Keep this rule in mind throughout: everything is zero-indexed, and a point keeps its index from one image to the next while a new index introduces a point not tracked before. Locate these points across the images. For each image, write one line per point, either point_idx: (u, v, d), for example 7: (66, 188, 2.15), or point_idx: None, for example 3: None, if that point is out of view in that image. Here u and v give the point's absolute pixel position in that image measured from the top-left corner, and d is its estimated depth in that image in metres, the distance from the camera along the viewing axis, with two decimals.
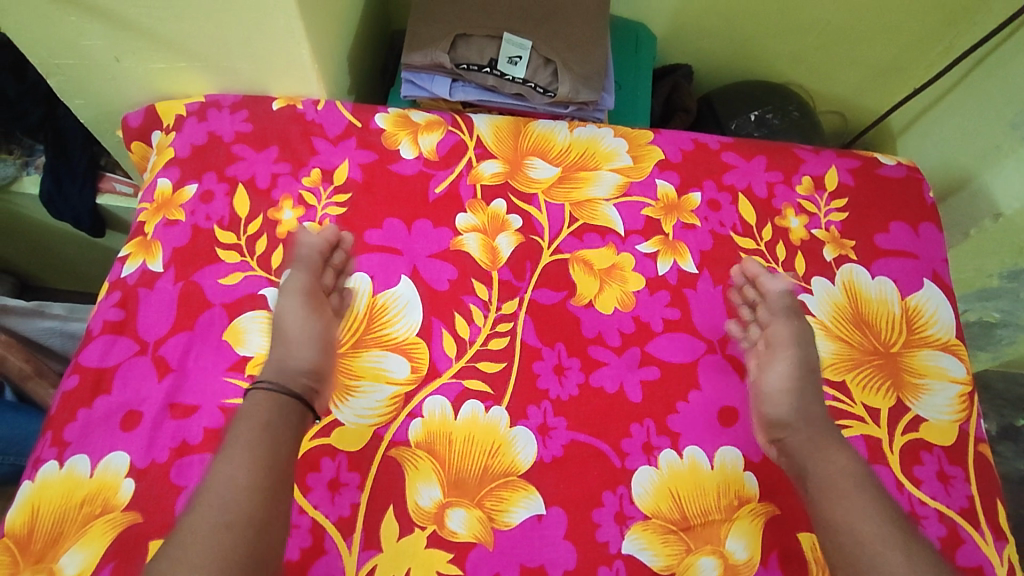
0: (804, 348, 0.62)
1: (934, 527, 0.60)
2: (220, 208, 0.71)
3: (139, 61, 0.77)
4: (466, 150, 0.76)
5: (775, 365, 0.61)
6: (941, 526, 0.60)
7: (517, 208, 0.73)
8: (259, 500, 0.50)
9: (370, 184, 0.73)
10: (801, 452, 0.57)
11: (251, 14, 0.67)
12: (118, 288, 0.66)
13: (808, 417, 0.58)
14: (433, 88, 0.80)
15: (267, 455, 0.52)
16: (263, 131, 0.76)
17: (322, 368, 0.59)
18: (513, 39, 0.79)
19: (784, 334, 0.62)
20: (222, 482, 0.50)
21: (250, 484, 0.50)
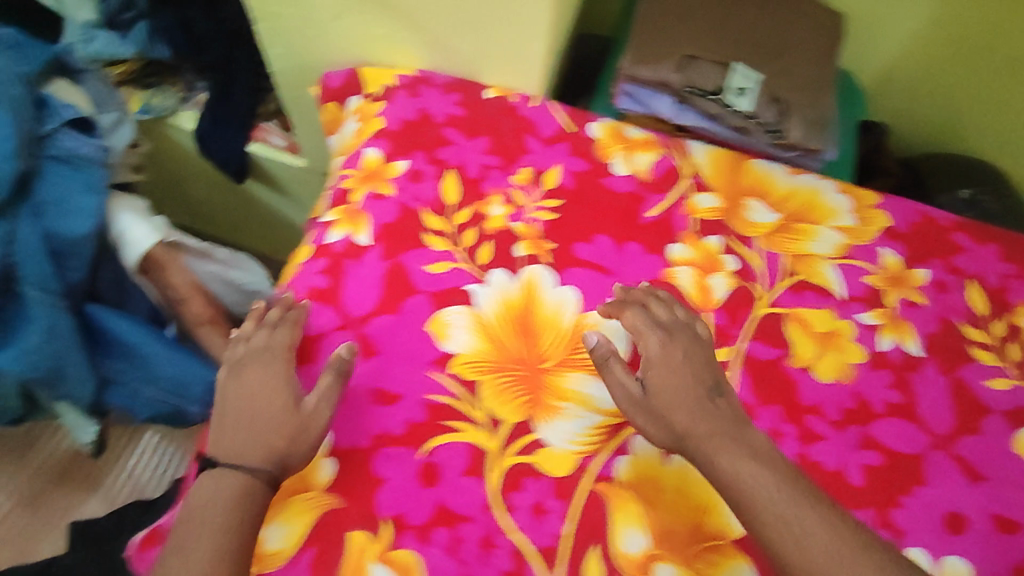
0: (677, 351, 0.58)
1: None
2: (429, 191, 0.67)
3: (358, 23, 0.74)
4: (681, 176, 0.71)
5: (652, 374, 0.57)
6: None
7: (734, 248, 0.68)
8: (232, 556, 0.48)
9: (580, 195, 0.69)
10: (702, 459, 0.53)
11: None
12: (324, 254, 0.64)
13: (713, 437, 0.53)
14: (654, 106, 0.73)
15: (229, 516, 0.49)
16: (476, 118, 0.71)
17: (292, 433, 0.53)
18: (743, 70, 0.73)
19: (653, 341, 0.58)
20: (191, 539, 0.48)
21: (215, 547, 0.47)
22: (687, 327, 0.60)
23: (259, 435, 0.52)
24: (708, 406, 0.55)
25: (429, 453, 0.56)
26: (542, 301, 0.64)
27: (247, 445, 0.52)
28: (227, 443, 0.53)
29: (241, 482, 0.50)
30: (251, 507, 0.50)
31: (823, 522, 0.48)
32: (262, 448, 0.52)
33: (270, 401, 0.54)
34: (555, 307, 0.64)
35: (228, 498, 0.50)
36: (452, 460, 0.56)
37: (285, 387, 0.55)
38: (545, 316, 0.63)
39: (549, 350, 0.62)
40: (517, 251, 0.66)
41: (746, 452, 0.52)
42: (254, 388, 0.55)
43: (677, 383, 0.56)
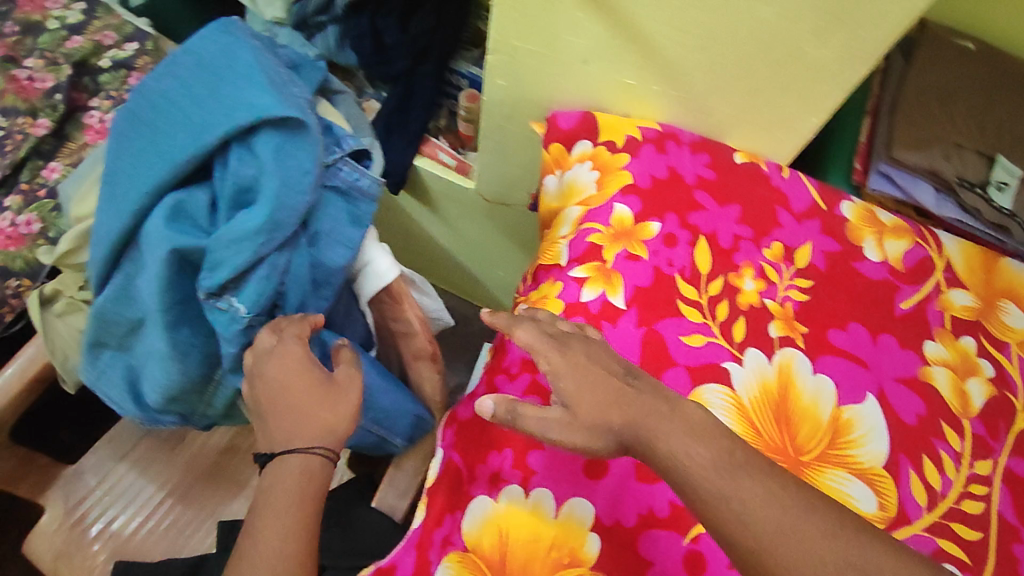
0: (579, 356, 0.50)
1: None
2: (682, 257, 0.65)
3: (607, 70, 0.72)
4: (935, 269, 0.68)
5: (566, 384, 0.48)
6: None
7: (989, 353, 0.66)
8: (304, 528, 0.53)
9: (834, 277, 0.67)
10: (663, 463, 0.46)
11: (793, 64, 0.63)
12: (578, 313, 0.63)
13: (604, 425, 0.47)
14: (913, 193, 0.72)
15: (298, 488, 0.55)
16: (727, 184, 0.70)
17: (333, 417, 0.58)
18: (1007, 165, 0.69)
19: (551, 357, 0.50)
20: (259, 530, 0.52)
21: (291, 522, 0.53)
22: (577, 333, 0.53)
23: (300, 421, 0.57)
24: (626, 392, 0.48)
25: (695, 541, 0.54)
26: (799, 388, 0.62)
27: (297, 430, 0.57)
28: (282, 433, 0.57)
29: (300, 464, 0.56)
30: (312, 487, 0.55)
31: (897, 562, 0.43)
32: (311, 432, 0.57)
33: (298, 391, 0.58)
34: (813, 393, 0.62)
35: (295, 482, 0.55)
36: (717, 552, 0.53)
37: (314, 375, 0.59)
38: (802, 405, 0.61)
39: (807, 443, 0.60)
40: (772, 331, 0.64)
41: (800, 498, 0.44)
42: (282, 378, 0.58)
43: (596, 388, 0.48)
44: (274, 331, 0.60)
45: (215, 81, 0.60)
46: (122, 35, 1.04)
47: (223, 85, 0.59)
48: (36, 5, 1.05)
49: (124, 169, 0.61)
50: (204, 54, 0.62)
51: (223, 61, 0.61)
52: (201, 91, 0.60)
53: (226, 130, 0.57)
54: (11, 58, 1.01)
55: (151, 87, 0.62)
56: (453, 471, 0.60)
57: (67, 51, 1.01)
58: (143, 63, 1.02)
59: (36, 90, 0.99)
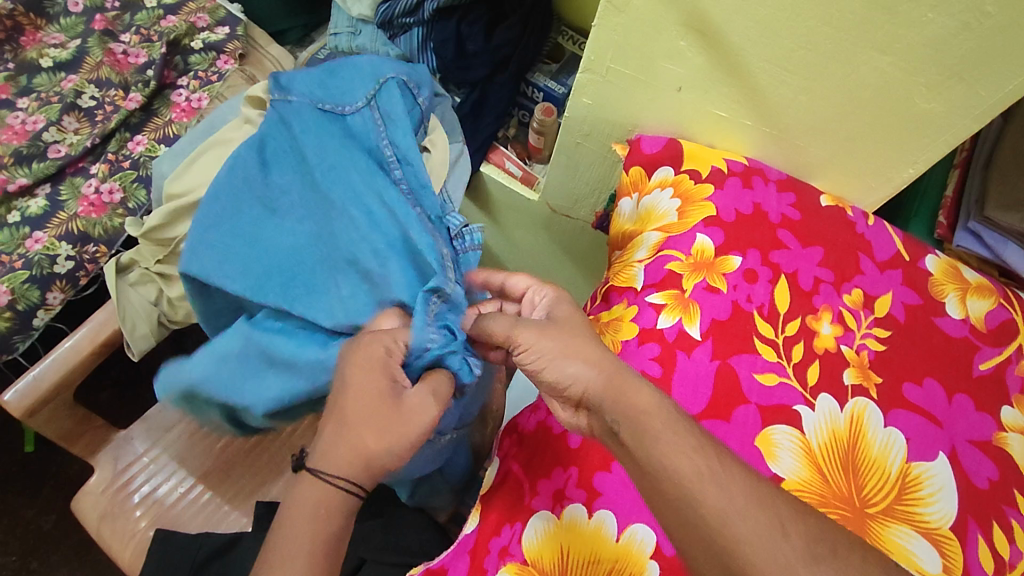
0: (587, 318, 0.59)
1: None
2: (761, 294, 0.66)
3: (700, 101, 0.74)
4: (1017, 333, 0.68)
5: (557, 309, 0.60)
6: None
7: None
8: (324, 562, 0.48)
9: (912, 330, 0.66)
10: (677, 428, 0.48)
11: (894, 113, 0.64)
12: (654, 339, 0.64)
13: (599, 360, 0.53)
14: (1002, 254, 0.71)
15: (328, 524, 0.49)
16: (810, 227, 0.70)
17: (382, 447, 0.51)
18: None
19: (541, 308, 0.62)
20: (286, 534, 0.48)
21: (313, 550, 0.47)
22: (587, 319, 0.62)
23: (343, 441, 0.51)
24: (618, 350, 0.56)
25: None
26: (869, 439, 0.61)
27: (333, 450, 0.51)
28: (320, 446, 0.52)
29: (327, 490, 0.49)
30: (332, 523, 0.49)
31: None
32: (352, 455, 0.51)
33: (352, 406, 0.52)
34: (883, 447, 0.60)
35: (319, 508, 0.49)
36: None
37: (383, 387, 0.53)
38: (871, 456, 0.60)
39: (873, 494, 0.58)
40: (845, 378, 0.63)
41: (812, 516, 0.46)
42: (349, 395, 0.53)
43: (582, 324, 0.57)
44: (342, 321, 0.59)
45: (342, 136, 0.81)
46: (215, 19, 1.07)
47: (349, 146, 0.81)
48: None
49: (266, 195, 0.78)
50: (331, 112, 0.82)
51: (351, 122, 0.82)
52: (331, 143, 0.80)
53: (364, 183, 0.78)
54: (109, 32, 1.05)
55: (292, 127, 0.81)
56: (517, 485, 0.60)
57: (162, 29, 1.05)
58: (232, 47, 1.05)
59: (130, 65, 1.03)
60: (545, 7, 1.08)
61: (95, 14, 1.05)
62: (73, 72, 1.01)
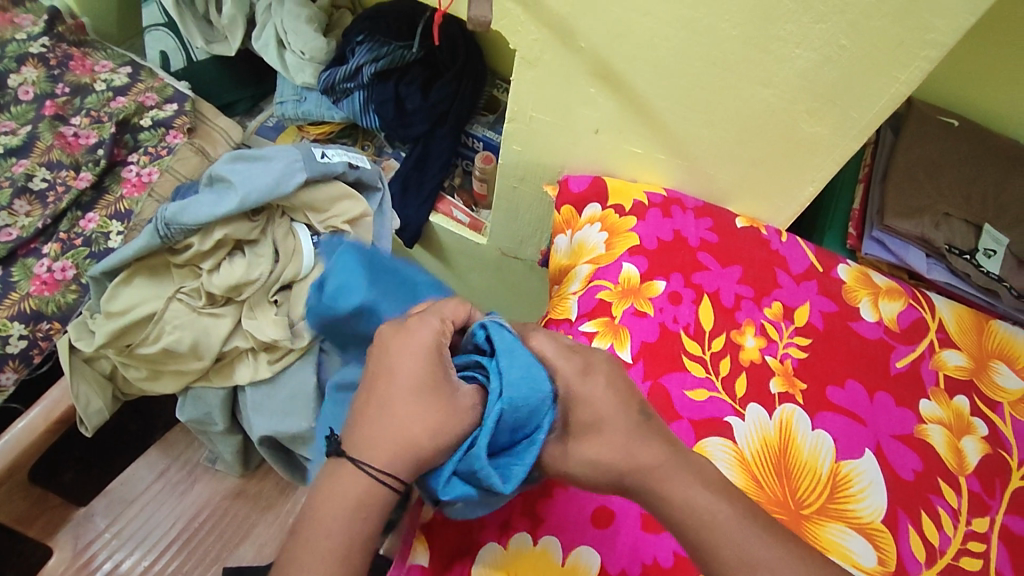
0: None
1: None
2: (686, 314, 0.70)
3: (619, 140, 0.80)
4: (928, 330, 0.72)
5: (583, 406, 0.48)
6: None
7: (982, 412, 0.68)
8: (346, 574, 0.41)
9: (830, 336, 0.71)
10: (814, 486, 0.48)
11: (786, 138, 0.70)
12: None
13: None
14: (905, 257, 0.76)
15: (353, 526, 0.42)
16: (728, 247, 0.75)
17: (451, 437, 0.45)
18: (993, 232, 0.76)
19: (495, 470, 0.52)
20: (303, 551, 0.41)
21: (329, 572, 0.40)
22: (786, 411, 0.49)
23: (391, 425, 0.44)
24: None
25: None
26: (799, 443, 0.64)
27: (381, 434, 0.44)
28: (373, 435, 0.44)
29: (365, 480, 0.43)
30: (368, 524, 0.43)
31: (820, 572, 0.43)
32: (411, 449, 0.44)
33: (405, 395, 0.44)
34: (812, 449, 0.63)
35: (350, 503, 0.42)
36: None
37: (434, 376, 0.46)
38: (802, 459, 0.63)
39: (807, 496, 0.61)
40: (772, 387, 0.67)
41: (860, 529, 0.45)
42: (393, 361, 0.46)
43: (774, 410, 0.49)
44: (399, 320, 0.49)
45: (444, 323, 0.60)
46: (163, 97, 1.12)
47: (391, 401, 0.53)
48: (86, 70, 1.13)
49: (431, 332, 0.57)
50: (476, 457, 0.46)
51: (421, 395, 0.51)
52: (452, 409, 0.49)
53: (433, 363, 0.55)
54: (60, 116, 1.08)
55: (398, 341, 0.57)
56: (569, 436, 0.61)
57: (112, 110, 1.09)
58: (180, 122, 1.09)
59: (80, 146, 1.07)
60: (477, 62, 1.15)
61: (45, 100, 1.09)
62: (24, 157, 1.04)
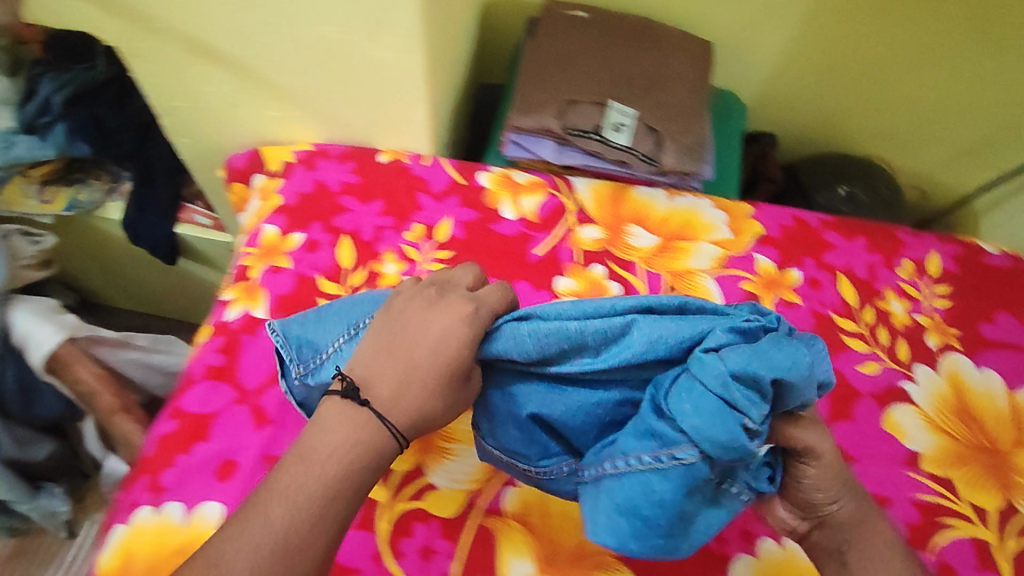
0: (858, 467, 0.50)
1: None
2: (324, 258, 0.72)
3: (254, 107, 0.79)
4: (565, 212, 0.76)
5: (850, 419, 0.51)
6: None
7: (617, 274, 0.73)
8: (314, 515, 0.43)
9: (470, 242, 0.74)
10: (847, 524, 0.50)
11: (375, 70, 0.70)
12: (222, 331, 0.68)
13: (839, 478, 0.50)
14: (537, 150, 0.79)
15: (348, 465, 0.45)
16: (369, 182, 0.77)
17: (440, 412, 0.49)
18: (618, 107, 0.79)
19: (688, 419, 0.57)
20: (269, 491, 0.43)
21: (309, 509, 0.42)
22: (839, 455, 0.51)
23: (411, 371, 0.49)
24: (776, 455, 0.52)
25: None
26: None
27: (407, 389, 0.48)
28: (399, 391, 0.48)
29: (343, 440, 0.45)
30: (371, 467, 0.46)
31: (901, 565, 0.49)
32: (411, 407, 0.48)
33: (421, 342, 0.50)
34: None
35: (343, 453, 0.45)
36: None
37: (464, 329, 0.51)
38: None
39: None
40: None
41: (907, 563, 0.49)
42: (407, 322, 0.51)
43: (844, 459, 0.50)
44: (418, 279, 0.56)
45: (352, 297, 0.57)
46: None
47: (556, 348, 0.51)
48: None
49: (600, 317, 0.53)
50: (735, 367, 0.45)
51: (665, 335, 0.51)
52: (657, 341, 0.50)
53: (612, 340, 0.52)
54: None
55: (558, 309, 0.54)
56: (194, 387, 0.65)
57: None
58: None
59: None
60: None
61: None
62: None
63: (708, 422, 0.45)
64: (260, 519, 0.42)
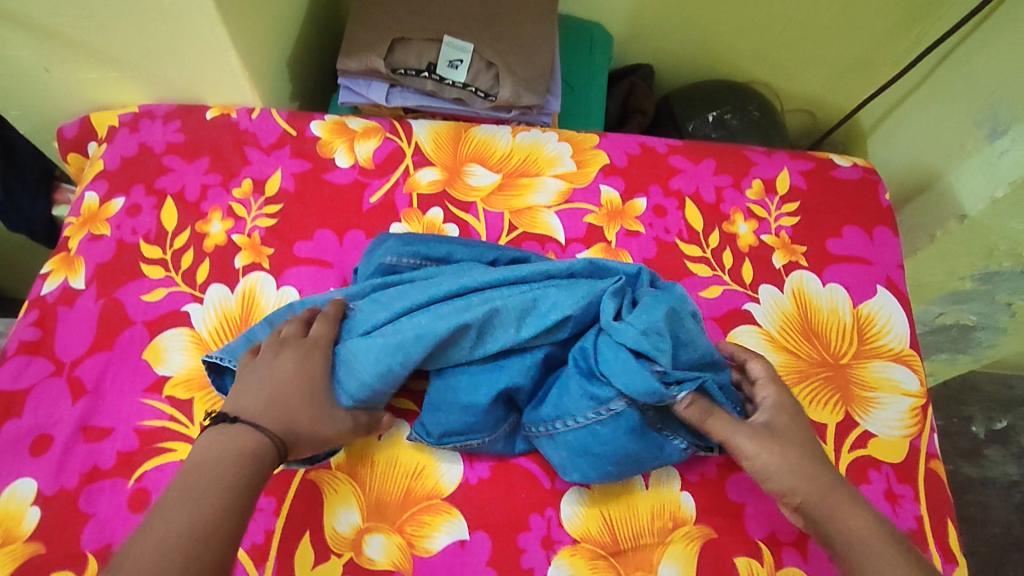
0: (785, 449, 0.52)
1: (911, 507, 0.58)
2: (147, 222, 0.69)
3: (69, 72, 0.74)
4: (403, 157, 0.73)
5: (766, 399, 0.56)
6: (913, 519, 0.58)
7: (454, 216, 0.70)
8: (224, 515, 0.42)
9: (301, 194, 0.71)
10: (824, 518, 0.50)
11: (171, 18, 0.65)
12: (36, 305, 0.65)
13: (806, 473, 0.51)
14: (370, 95, 0.76)
15: (236, 470, 0.45)
16: (195, 141, 0.73)
17: (309, 428, 0.51)
18: (453, 42, 0.75)
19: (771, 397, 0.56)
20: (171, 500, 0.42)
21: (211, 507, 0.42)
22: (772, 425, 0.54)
23: (292, 398, 0.51)
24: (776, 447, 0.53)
25: (139, 479, 0.57)
26: (261, 307, 0.65)
27: (277, 407, 0.50)
28: (263, 408, 0.49)
29: (248, 445, 0.47)
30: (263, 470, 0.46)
31: (868, 523, 0.49)
32: (283, 414, 0.50)
33: (291, 370, 0.52)
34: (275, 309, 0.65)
35: (226, 456, 0.45)
36: (160, 481, 0.57)
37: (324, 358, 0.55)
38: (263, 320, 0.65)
39: None
40: (237, 262, 0.67)
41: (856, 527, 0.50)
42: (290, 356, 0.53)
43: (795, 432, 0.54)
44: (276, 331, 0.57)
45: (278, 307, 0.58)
46: None
47: (436, 336, 0.54)
48: None
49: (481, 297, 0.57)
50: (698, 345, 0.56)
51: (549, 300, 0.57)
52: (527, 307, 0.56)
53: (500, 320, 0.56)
54: None
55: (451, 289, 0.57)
56: (5, 363, 0.62)
57: None
58: None
59: None
60: None
61: None
62: None
63: (633, 377, 0.52)
64: (170, 515, 0.41)
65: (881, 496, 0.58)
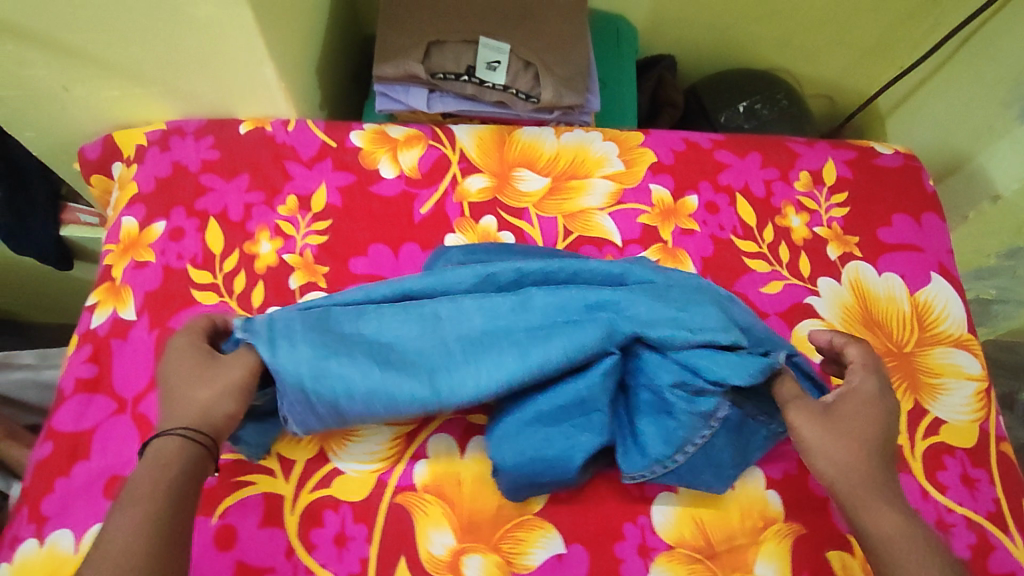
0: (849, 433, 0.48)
1: (986, 490, 0.60)
2: (192, 246, 0.66)
3: (91, 90, 0.70)
4: (449, 165, 0.72)
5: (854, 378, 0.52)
6: (990, 501, 0.59)
7: (509, 223, 0.69)
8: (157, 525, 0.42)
9: (349, 209, 0.69)
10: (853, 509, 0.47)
11: (204, 32, 0.61)
12: (88, 341, 0.63)
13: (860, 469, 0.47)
14: (409, 101, 0.74)
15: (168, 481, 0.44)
16: (232, 157, 0.70)
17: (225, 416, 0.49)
18: (490, 43, 0.73)
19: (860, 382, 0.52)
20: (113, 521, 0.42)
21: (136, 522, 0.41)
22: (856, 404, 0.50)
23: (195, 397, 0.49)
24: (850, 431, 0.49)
25: (222, 516, 0.56)
26: None
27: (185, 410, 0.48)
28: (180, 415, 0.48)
29: (179, 444, 0.46)
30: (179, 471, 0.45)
31: (902, 522, 0.45)
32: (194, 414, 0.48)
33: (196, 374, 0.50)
34: None
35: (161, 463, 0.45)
36: (244, 518, 0.56)
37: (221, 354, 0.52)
38: None
39: None
40: (292, 283, 0.65)
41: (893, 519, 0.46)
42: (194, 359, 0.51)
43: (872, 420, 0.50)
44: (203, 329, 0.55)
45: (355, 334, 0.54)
46: None
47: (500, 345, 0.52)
48: None
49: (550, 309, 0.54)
50: (753, 327, 0.56)
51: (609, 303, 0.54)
52: (558, 307, 0.54)
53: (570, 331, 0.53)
54: None
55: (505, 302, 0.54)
56: (65, 403, 0.60)
57: None
58: None
59: None
60: None
61: None
62: None
63: (733, 370, 0.51)
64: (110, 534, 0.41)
65: (957, 481, 0.60)
